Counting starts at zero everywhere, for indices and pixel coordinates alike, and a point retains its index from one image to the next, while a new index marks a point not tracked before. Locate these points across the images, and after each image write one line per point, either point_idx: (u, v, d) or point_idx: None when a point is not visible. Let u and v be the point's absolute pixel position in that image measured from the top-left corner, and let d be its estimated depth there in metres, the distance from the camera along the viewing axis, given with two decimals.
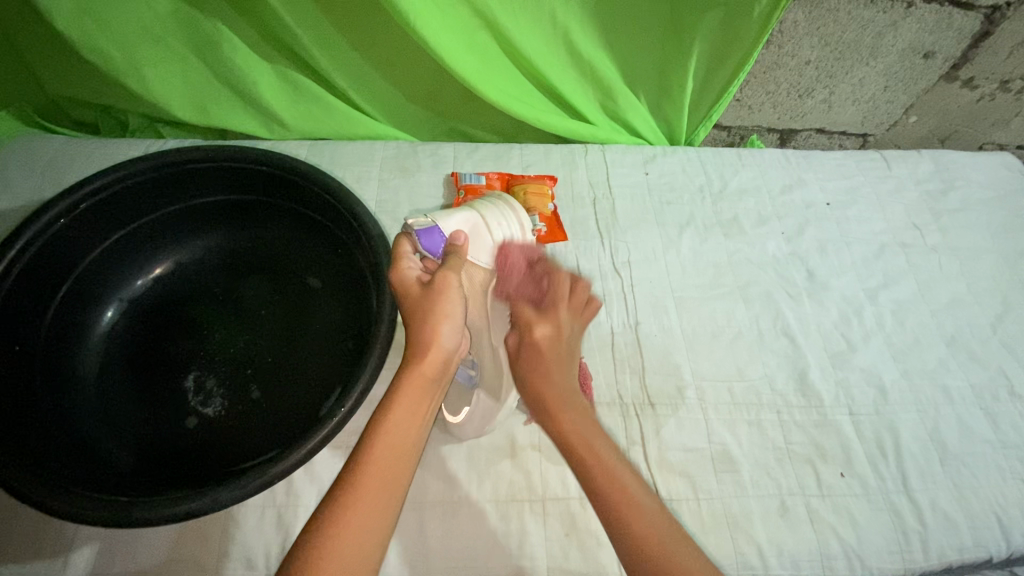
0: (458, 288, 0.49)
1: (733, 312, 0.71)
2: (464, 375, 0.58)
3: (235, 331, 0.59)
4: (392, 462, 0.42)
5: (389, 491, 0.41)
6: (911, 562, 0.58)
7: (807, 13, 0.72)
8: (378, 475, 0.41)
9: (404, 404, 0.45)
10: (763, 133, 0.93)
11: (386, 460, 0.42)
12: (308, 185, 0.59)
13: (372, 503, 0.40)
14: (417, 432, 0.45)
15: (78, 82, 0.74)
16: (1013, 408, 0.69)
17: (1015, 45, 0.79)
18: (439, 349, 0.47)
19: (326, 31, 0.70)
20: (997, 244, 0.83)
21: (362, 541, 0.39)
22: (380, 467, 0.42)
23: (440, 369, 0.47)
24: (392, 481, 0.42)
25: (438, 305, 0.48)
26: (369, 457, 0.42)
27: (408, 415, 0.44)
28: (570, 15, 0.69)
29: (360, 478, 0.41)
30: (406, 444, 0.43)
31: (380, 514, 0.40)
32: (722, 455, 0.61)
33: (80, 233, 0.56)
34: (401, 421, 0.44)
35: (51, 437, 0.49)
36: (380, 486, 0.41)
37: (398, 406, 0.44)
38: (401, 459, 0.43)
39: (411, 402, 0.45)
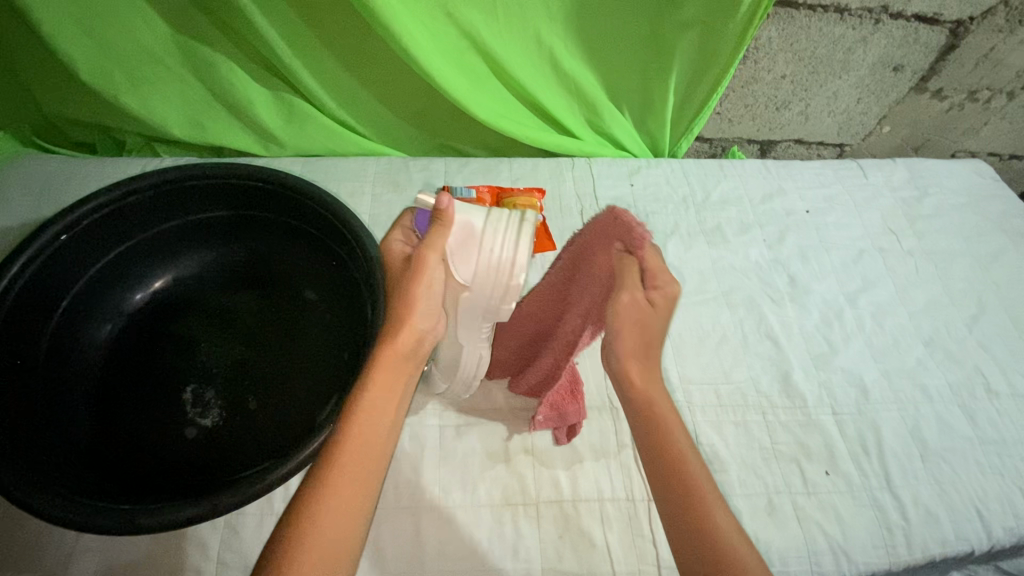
0: (439, 263, 0.47)
1: (718, 317, 0.73)
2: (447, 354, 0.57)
3: (232, 343, 0.60)
4: (364, 448, 0.41)
5: (363, 478, 0.40)
6: (895, 556, 0.60)
7: (781, 30, 0.76)
8: (350, 461, 0.40)
9: (376, 387, 0.43)
10: (744, 144, 0.96)
11: (357, 448, 0.41)
12: (304, 200, 0.61)
13: (345, 490, 0.39)
14: (392, 418, 0.43)
15: (76, 104, 0.76)
16: (990, 405, 0.71)
17: (979, 58, 0.82)
18: (413, 327, 0.46)
19: (320, 53, 0.72)
20: (971, 247, 0.86)
21: (337, 533, 0.38)
22: (352, 455, 0.41)
23: (412, 347, 0.46)
24: (369, 470, 0.41)
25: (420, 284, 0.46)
26: (343, 443, 0.41)
27: (380, 399, 0.43)
28: (554, 35, 0.72)
29: (333, 467, 0.40)
30: (378, 431, 0.42)
31: (357, 505, 0.39)
32: (710, 455, 0.63)
33: (80, 249, 0.58)
34: (372, 406, 0.42)
35: (51, 448, 0.50)
36: (357, 474, 0.40)
37: (371, 388, 0.43)
38: (374, 446, 0.42)
39: (383, 384, 0.43)
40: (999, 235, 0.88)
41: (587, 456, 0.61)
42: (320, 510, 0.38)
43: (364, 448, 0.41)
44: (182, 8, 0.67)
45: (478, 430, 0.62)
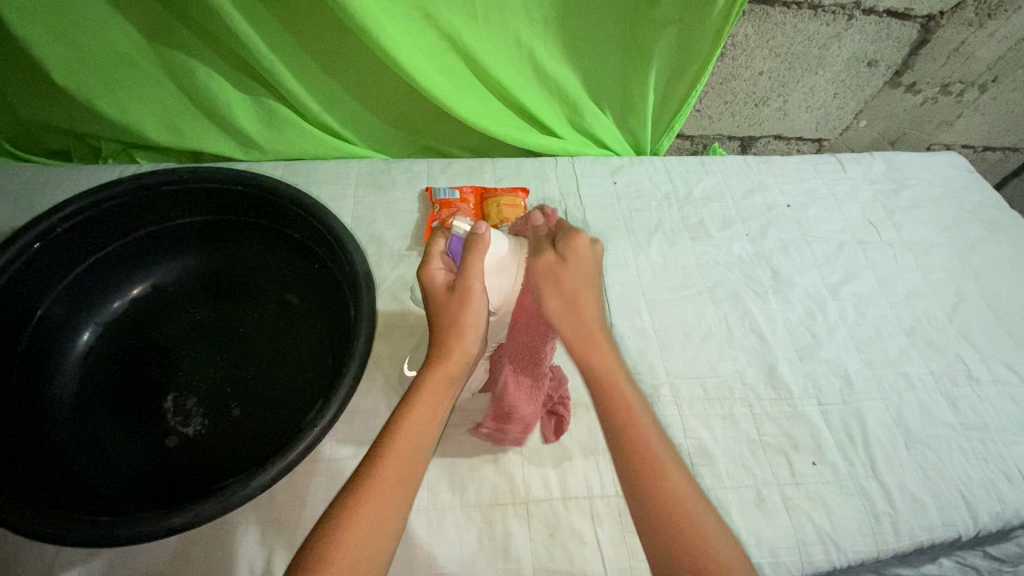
0: (482, 300, 0.46)
1: (703, 312, 0.74)
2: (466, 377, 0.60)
3: (214, 350, 0.59)
4: (405, 467, 0.43)
5: (403, 494, 0.42)
6: (884, 544, 0.60)
7: (756, 27, 0.77)
8: (394, 473, 0.42)
9: (421, 406, 0.45)
10: (724, 141, 0.97)
11: (400, 464, 0.42)
12: (283, 203, 0.60)
13: (385, 503, 0.41)
14: (431, 437, 0.45)
15: (49, 111, 0.75)
16: (971, 392, 0.72)
17: (950, 51, 0.84)
18: (461, 355, 0.46)
19: (298, 56, 0.72)
20: (948, 237, 0.87)
21: (367, 549, 0.39)
22: (392, 470, 0.42)
23: (459, 369, 0.47)
24: (403, 486, 0.42)
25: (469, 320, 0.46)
26: (384, 458, 0.42)
27: (426, 417, 0.44)
28: (533, 35, 0.73)
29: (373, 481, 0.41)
30: (422, 446, 0.44)
31: (388, 521, 0.41)
32: (698, 449, 0.63)
33: (56, 257, 0.57)
34: (417, 423, 0.44)
35: (26, 460, 0.48)
36: (391, 490, 0.41)
37: (414, 407, 0.45)
38: (415, 460, 0.43)
39: (430, 401, 0.45)
40: (975, 224, 0.89)
41: (576, 454, 0.61)
42: (358, 519, 0.40)
43: (404, 462, 0.43)
44: (156, 13, 0.66)
45: (466, 430, 0.61)
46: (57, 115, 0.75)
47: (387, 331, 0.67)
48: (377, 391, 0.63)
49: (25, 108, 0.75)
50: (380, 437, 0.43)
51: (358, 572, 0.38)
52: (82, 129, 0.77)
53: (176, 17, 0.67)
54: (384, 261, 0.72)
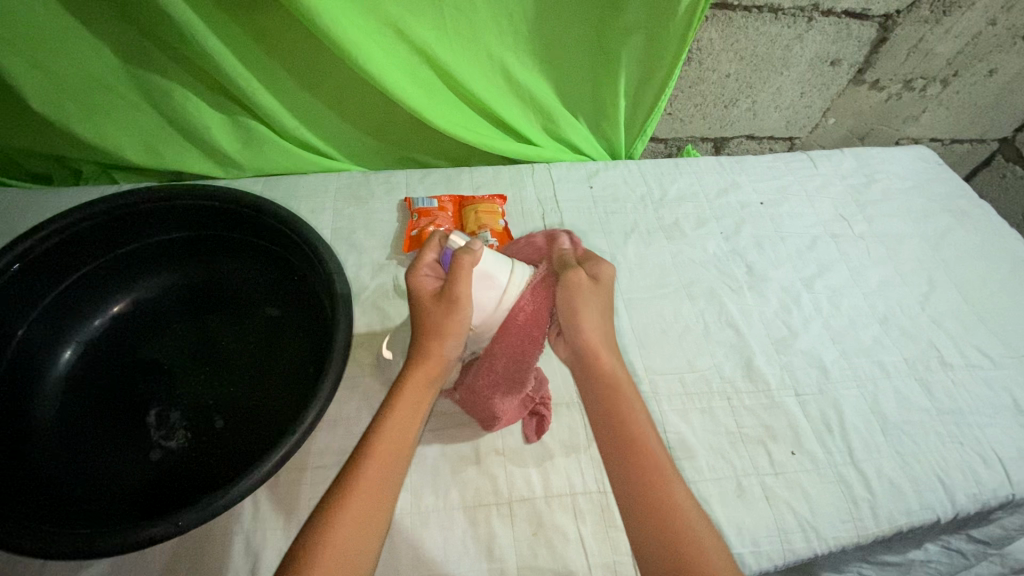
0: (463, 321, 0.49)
1: (680, 309, 0.75)
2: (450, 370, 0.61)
3: (196, 364, 0.60)
4: (391, 462, 0.44)
5: (388, 487, 0.43)
6: (863, 529, 0.61)
7: (720, 31, 0.79)
8: (381, 468, 0.43)
9: (402, 407, 0.46)
10: (698, 142, 0.99)
11: (385, 457, 0.44)
12: (260, 217, 0.62)
13: (372, 499, 0.42)
14: (413, 435, 0.46)
15: (28, 136, 0.76)
16: (945, 377, 0.74)
17: (910, 48, 0.87)
18: (441, 361, 0.49)
19: (274, 73, 0.73)
20: (919, 228, 0.89)
21: (357, 540, 0.40)
22: (376, 467, 0.43)
23: (439, 371, 0.49)
24: (389, 479, 0.43)
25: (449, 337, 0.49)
26: (370, 454, 0.44)
27: (408, 415, 0.46)
28: (504, 46, 0.75)
29: (358, 477, 0.42)
30: (405, 443, 0.45)
31: (378, 513, 0.42)
32: (678, 442, 0.64)
33: (36, 277, 0.57)
34: (399, 422, 0.46)
35: (8, 477, 0.49)
36: (379, 484, 0.43)
37: (397, 407, 0.46)
38: (399, 456, 0.45)
39: (410, 401, 0.47)
40: (944, 214, 0.91)
41: (558, 452, 0.62)
42: (346, 514, 0.41)
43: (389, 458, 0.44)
44: (131, 38, 0.67)
45: (448, 433, 0.62)
46: (37, 139, 0.76)
47: (368, 339, 0.68)
48: (359, 398, 0.64)
49: (4, 134, 0.76)
50: (363, 437, 0.44)
51: (352, 559, 0.39)
52: (62, 152, 0.78)
53: (150, 40, 0.68)
54: (364, 271, 0.73)
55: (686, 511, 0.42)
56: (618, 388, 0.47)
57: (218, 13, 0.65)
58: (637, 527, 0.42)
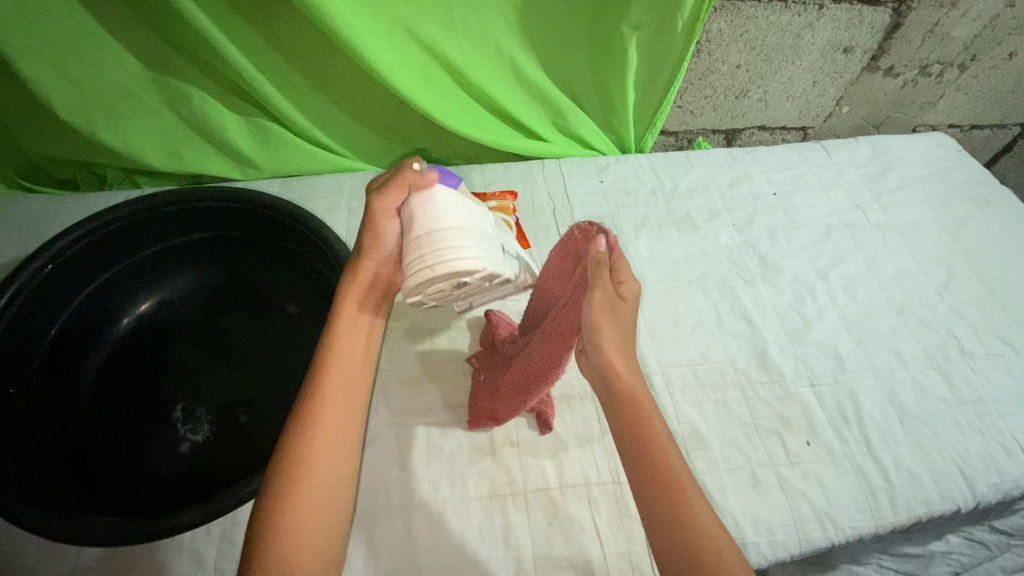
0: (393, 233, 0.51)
1: (693, 301, 0.75)
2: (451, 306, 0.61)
3: (218, 360, 0.62)
4: (348, 376, 0.50)
5: (352, 405, 0.49)
6: (882, 519, 0.61)
7: (729, 22, 0.79)
8: (340, 381, 0.49)
9: (345, 333, 0.51)
10: (709, 134, 0.99)
11: (340, 380, 0.49)
12: (277, 217, 0.64)
13: (338, 416, 0.48)
14: (360, 346, 0.52)
15: (56, 143, 0.79)
16: (965, 366, 0.73)
17: (925, 33, 0.86)
18: (368, 277, 0.53)
19: (288, 76, 0.75)
20: (937, 216, 0.88)
21: (334, 445, 0.47)
22: (335, 389, 0.49)
23: (368, 287, 0.53)
24: (348, 390, 0.49)
25: (374, 240, 0.51)
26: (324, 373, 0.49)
27: (356, 337, 0.52)
28: (512, 43, 0.75)
29: (321, 401, 0.48)
30: (355, 365, 0.51)
31: (347, 421, 0.48)
32: (692, 433, 0.64)
33: (66, 279, 0.60)
34: (345, 340, 0.51)
35: (46, 470, 0.51)
36: (340, 396, 0.49)
37: (340, 334, 0.51)
38: (354, 376, 0.50)
39: (355, 323, 0.52)
40: (964, 202, 0.90)
41: (571, 443, 0.63)
42: (322, 431, 0.46)
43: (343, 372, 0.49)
44: (150, 40, 0.70)
45: (464, 426, 0.63)
46: (64, 146, 0.79)
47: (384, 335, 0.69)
48: (377, 392, 0.65)
49: (33, 141, 0.79)
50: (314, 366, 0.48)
51: (334, 458, 0.46)
52: (89, 158, 0.81)
53: (168, 45, 0.70)
54: None
55: (702, 516, 0.42)
56: (636, 398, 0.47)
57: (234, 19, 0.67)
58: (656, 533, 0.43)
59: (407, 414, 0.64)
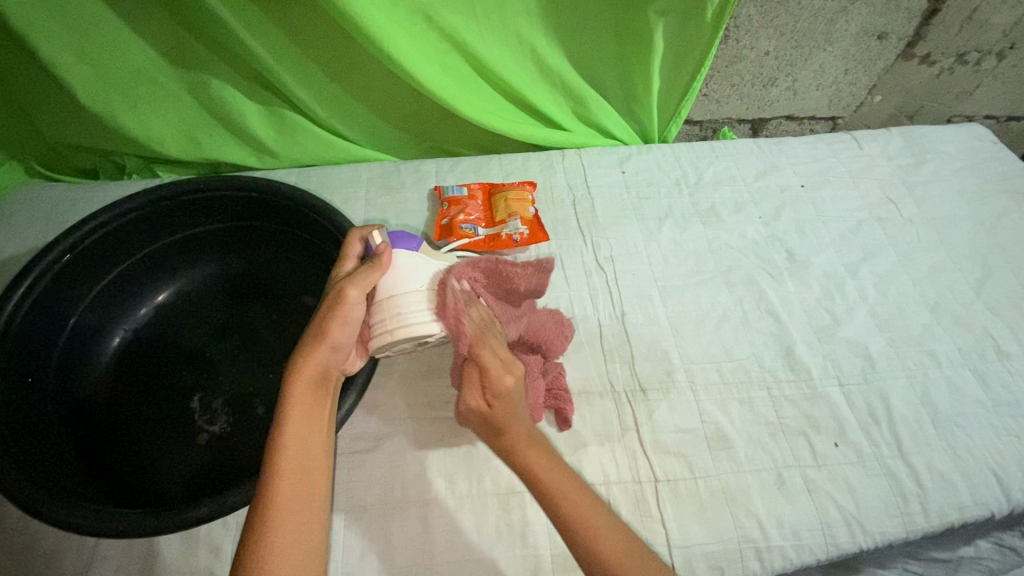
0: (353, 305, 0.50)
1: (717, 297, 0.73)
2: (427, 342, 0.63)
3: (235, 351, 0.62)
4: (304, 466, 0.45)
5: (311, 494, 0.45)
6: (912, 524, 0.59)
7: (758, 7, 0.76)
8: (297, 473, 0.45)
9: (296, 418, 0.46)
10: (734, 124, 0.96)
11: (297, 468, 0.45)
12: (295, 206, 0.63)
13: (296, 509, 0.44)
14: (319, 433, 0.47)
15: (75, 130, 0.79)
16: (1001, 367, 0.70)
17: (965, 19, 0.82)
18: (318, 363, 0.49)
19: (305, 65, 0.74)
20: (973, 211, 0.84)
21: (299, 541, 0.43)
22: (292, 477, 0.44)
23: (319, 371, 0.49)
24: (311, 479, 0.45)
25: (333, 323, 0.49)
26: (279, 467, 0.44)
27: (310, 426, 0.47)
28: (534, 29, 0.73)
29: (274, 495, 0.43)
30: (313, 450, 0.46)
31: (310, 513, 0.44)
32: (715, 433, 0.63)
33: (85, 269, 0.60)
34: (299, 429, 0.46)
35: (65, 460, 0.51)
36: (301, 487, 0.44)
37: (289, 421, 0.46)
38: (311, 460, 0.46)
39: (306, 409, 0.47)
40: (1002, 196, 0.86)
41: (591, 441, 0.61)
42: (280, 525, 0.42)
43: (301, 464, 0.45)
44: (169, 25, 0.69)
45: None
46: (84, 133, 0.79)
47: None
48: (394, 385, 0.64)
49: (54, 128, 0.79)
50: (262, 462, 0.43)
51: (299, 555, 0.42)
52: (107, 146, 0.81)
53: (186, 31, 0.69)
54: None
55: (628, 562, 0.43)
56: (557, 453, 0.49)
57: (250, 4, 0.66)
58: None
59: (425, 408, 0.63)
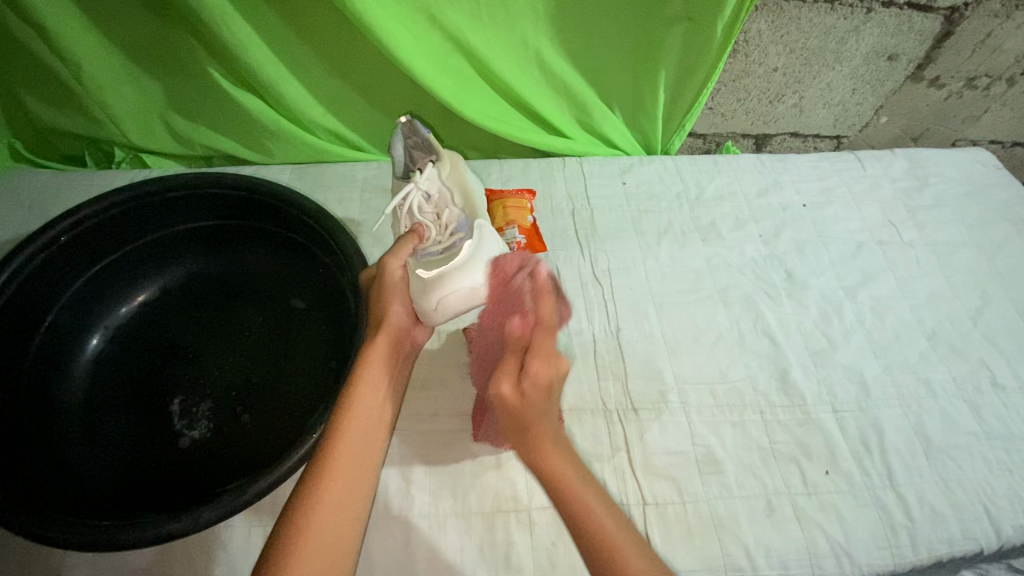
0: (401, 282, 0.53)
1: (714, 315, 0.72)
2: (433, 253, 0.55)
3: (218, 352, 0.60)
4: (367, 438, 0.48)
5: (370, 457, 0.47)
6: (900, 558, 0.58)
7: (770, 22, 0.75)
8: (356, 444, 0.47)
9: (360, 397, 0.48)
10: (738, 139, 0.95)
11: (359, 438, 0.47)
12: (285, 207, 0.62)
13: (353, 469, 0.46)
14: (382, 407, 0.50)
15: (65, 114, 0.77)
16: (996, 399, 0.69)
17: (977, 44, 0.81)
18: (393, 327, 0.53)
19: (301, 59, 0.72)
20: (974, 238, 0.83)
21: (350, 508, 0.44)
22: (348, 455, 0.46)
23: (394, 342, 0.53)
24: (370, 451, 0.48)
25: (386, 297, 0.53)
26: (341, 435, 0.47)
27: (375, 398, 0.49)
28: (541, 35, 0.71)
29: (337, 456, 0.46)
30: (376, 419, 0.49)
31: (361, 490, 0.46)
32: (706, 456, 0.62)
33: (63, 264, 0.59)
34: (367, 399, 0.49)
35: (34, 464, 0.51)
36: (356, 463, 0.46)
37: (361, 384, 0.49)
38: (368, 443, 0.48)
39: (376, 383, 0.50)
40: (1004, 224, 0.85)
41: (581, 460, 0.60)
42: (323, 507, 0.43)
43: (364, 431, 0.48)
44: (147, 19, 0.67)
45: (470, 436, 0.61)
46: (71, 117, 0.77)
47: None
48: None
49: (40, 111, 0.77)
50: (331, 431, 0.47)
51: (345, 517, 0.44)
52: (96, 133, 0.79)
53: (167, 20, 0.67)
54: None
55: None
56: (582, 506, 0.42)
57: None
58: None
59: (412, 420, 0.62)
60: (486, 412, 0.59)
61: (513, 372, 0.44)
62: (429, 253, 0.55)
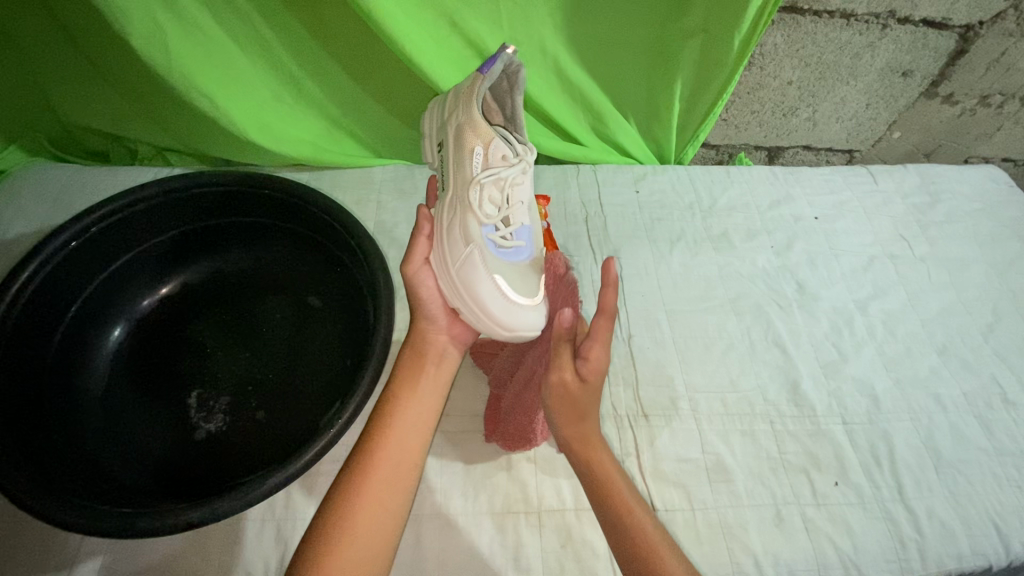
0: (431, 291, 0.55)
1: (724, 324, 0.73)
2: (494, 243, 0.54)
3: (236, 348, 0.61)
4: (403, 442, 0.50)
5: (404, 460, 0.49)
6: (908, 571, 0.58)
7: (786, 36, 0.76)
8: (392, 447, 0.49)
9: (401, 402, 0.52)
10: (751, 150, 0.96)
11: (394, 442, 0.50)
12: (307, 206, 0.63)
13: (387, 472, 0.48)
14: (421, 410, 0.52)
15: (92, 112, 0.79)
16: (1007, 416, 0.69)
17: (991, 63, 0.81)
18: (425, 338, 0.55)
19: (323, 63, 0.73)
20: (986, 254, 0.84)
21: (384, 509, 0.47)
22: (384, 458, 0.49)
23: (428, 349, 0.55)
24: (406, 454, 0.50)
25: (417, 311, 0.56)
26: (380, 439, 0.50)
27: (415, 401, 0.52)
28: (559, 44, 0.72)
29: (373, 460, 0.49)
30: (416, 423, 0.52)
31: (396, 492, 0.48)
32: (715, 464, 0.62)
33: (89, 255, 0.60)
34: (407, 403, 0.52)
35: (54, 451, 0.51)
36: (391, 466, 0.49)
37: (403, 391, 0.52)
38: (405, 444, 0.50)
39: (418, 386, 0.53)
40: (1015, 241, 0.85)
41: None
42: (358, 509, 0.46)
43: (400, 436, 0.50)
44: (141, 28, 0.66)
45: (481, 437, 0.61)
46: (98, 114, 0.79)
47: None
48: None
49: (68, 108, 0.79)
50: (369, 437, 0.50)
51: (379, 519, 0.47)
52: (121, 129, 0.81)
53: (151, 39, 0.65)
54: None
55: None
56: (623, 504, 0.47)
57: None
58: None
59: None
60: (502, 416, 0.59)
61: (568, 360, 0.46)
62: (491, 239, 0.54)
